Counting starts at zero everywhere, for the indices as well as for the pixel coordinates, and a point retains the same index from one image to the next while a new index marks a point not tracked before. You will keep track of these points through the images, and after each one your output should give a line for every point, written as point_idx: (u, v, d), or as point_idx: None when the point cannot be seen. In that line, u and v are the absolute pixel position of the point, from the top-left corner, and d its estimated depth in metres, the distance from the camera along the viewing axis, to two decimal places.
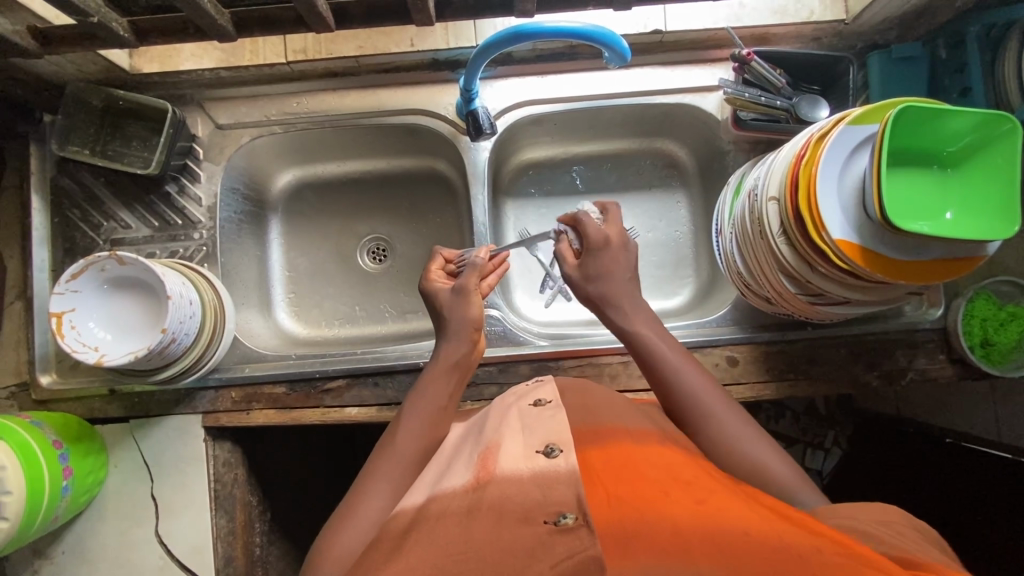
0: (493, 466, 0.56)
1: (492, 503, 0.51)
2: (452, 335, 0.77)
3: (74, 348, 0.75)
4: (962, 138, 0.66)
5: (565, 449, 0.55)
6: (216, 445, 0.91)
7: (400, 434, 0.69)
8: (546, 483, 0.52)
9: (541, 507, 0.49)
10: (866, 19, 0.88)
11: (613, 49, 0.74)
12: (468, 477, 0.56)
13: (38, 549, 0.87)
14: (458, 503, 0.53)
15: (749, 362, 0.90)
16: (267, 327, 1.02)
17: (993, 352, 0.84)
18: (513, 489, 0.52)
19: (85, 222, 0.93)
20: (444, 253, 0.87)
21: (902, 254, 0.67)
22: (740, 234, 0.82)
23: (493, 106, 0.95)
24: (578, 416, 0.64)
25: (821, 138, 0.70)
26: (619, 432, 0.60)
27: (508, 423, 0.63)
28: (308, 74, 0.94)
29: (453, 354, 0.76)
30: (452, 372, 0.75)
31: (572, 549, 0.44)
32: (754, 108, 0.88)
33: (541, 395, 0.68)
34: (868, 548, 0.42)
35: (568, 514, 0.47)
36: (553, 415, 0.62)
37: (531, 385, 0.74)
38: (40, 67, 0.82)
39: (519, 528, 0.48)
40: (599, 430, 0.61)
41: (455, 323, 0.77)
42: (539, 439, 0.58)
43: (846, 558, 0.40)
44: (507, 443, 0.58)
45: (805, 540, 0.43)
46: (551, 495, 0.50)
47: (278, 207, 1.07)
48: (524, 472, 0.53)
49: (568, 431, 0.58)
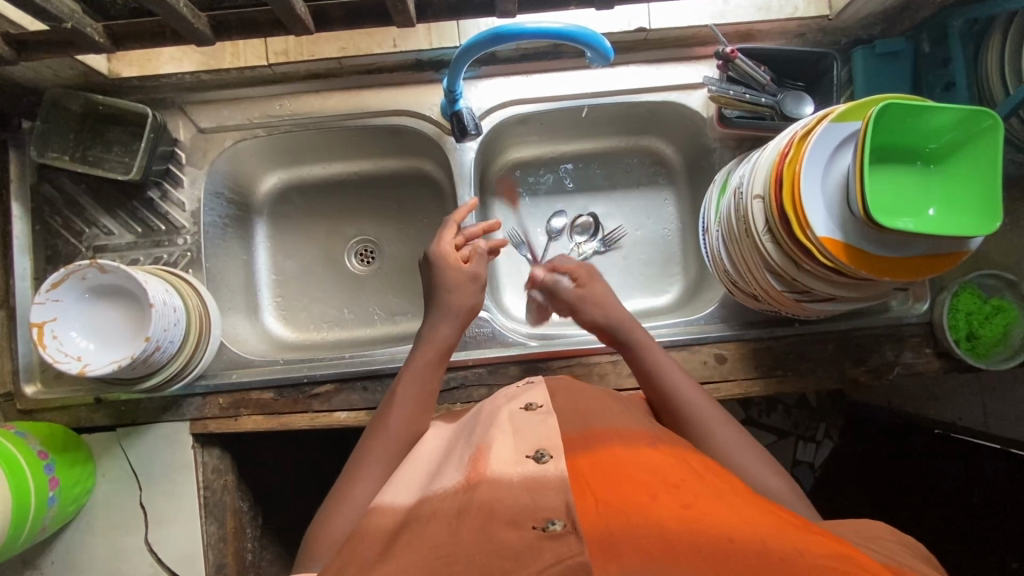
0: (482, 469, 0.56)
1: (480, 506, 0.51)
2: (446, 316, 0.77)
3: (55, 358, 0.74)
4: (944, 134, 0.67)
5: (555, 455, 0.55)
6: (205, 451, 0.90)
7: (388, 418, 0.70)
8: (536, 488, 0.52)
9: (530, 512, 0.49)
10: (849, 15, 0.88)
11: (596, 48, 0.73)
12: (458, 479, 0.56)
13: (27, 559, 0.87)
14: (447, 508, 0.53)
15: (738, 359, 0.90)
16: (254, 332, 1.01)
17: (978, 345, 0.85)
18: (502, 493, 0.52)
19: (67, 229, 0.92)
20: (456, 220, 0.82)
21: (886, 251, 0.68)
22: (726, 232, 0.82)
23: (479, 106, 0.95)
24: (568, 421, 0.64)
25: (804, 137, 0.69)
26: (606, 437, 0.60)
27: (497, 426, 0.62)
28: (291, 76, 0.94)
29: (445, 338, 0.76)
30: (440, 357, 0.75)
31: (560, 554, 0.44)
32: (739, 105, 0.87)
33: (531, 398, 0.68)
34: (854, 550, 0.43)
35: (556, 521, 0.47)
36: (542, 420, 0.62)
37: (520, 388, 0.74)
38: (16, 73, 0.81)
39: (508, 531, 0.48)
40: (586, 436, 0.61)
41: (452, 305, 0.77)
42: (529, 444, 0.58)
43: (830, 560, 0.41)
44: (496, 446, 0.58)
45: (790, 542, 0.43)
46: (541, 500, 0.50)
47: (263, 210, 1.06)
48: (515, 477, 0.53)
49: (557, 437, 0.58)
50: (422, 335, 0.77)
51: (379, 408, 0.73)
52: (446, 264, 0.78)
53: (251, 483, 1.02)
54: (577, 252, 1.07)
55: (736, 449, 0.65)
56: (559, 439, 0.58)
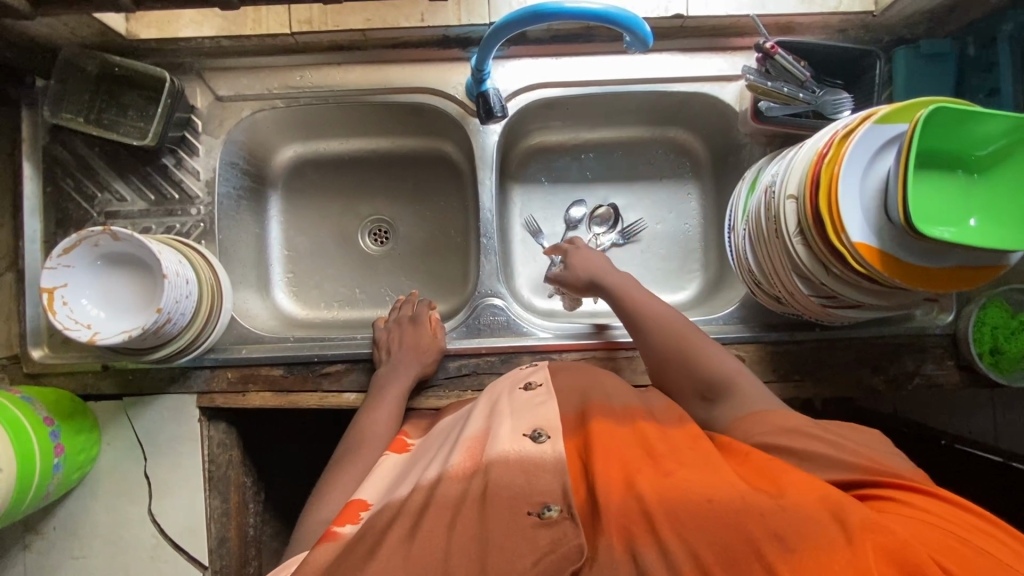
0: (480, 455, 0.60)
1: (481, 492, 0.55)
2: (401, 365, 0.83)
3: (65, 325, 0.72)
4: (993, 142, 0.64)
5: (551, 436, 0.61)
6: (212, 425, 0.89)
7: (366, 423, 0.79)
8: (532, 468, 0.56)
9: (525, 498, 0.53)
10: (895, 12, 0.85)
11: (635, 33, 0.70)
12: (455, 463, 0.60)
13: (29, 524, 0.86)
14: (453, 493, 0.56)
15: (755, 361, 0.88)
16: (265, 308, 0.99)
17: (1001, 360, 0.84)
18: (501, 471, 0.56)
19: (79, 192, 0.90)
20: (434, 307, 0.93)
21: (921, 260, 0.66)
22: (754, 231, 0.79)
23: (504, 87, 0.92)
24: (567, 400, 0.68)
25: (845, 137, 0.67)
26: (603, 411, 0.64)
27: (497, 409, 0.68)
28: (313, 46, 0.91)
29: (398, 390, 0.82)
30: (400, 404, 0.82)
31: (554, 541, 0.49)
32: (777, 98, 0.83)
33: (532, 377, 0.74)
34: (830, 497, 0.47)
35: (551, 507, 0.52)
36: (541, 402, 0.68)
37: (527, 370, 0.78)
38: (32, 29, 0.78)
39: (504, 515, 0.51)
40: (582, 411, 0.65)
41: (424, 346, 0.86)
42: (526, 423, 0.63)
43: (810, 521, 0.44)
44: (496, 429, 0.63)
45: (767, 503, 0.47)
46: (537, 482, 0.55)
47: (278, 183, 1.04)
48: (511, 453, 0.58)
49: (556, 418, 0.64)
50: (382, 376, 0.84)
51: (357, 414, 0.81)
52: (394, 325, 0.89)
53: (256, 458, 1.02)
54: (595, 244, 1.05)
55: (700, 344, 0.73)
56: (557, 422, 0.63)
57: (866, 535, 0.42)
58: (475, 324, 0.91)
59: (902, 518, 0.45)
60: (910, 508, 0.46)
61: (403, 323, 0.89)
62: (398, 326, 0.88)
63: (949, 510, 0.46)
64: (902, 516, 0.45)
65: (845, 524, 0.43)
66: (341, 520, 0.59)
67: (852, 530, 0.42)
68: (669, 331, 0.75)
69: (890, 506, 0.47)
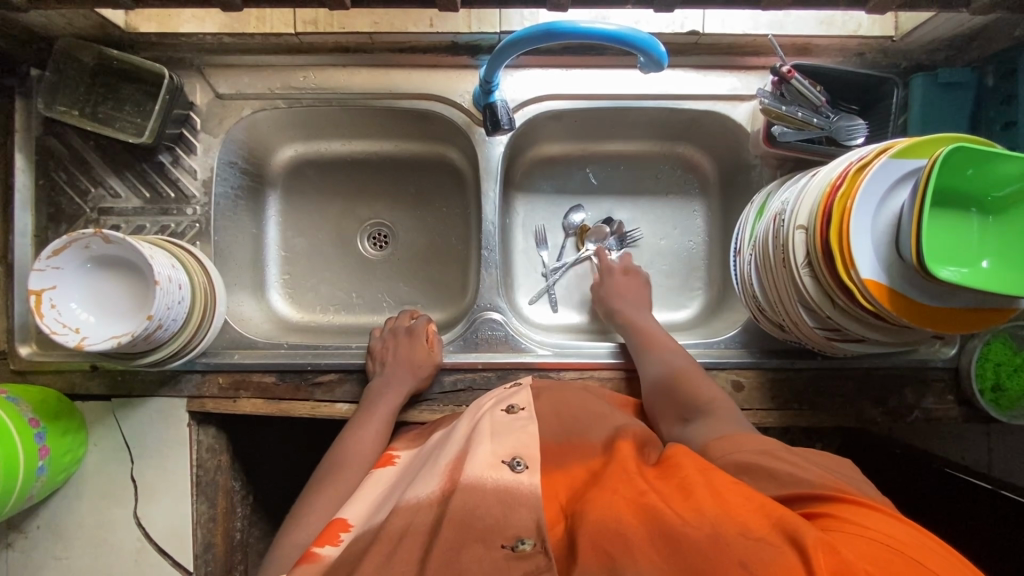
0: (458, 476, 0.59)
1: (457, 516, 0.53)
2: (398, 373, 0.82)
3: (53, 329, 0.71)
4: (1011, 183, 0.62)
5: (530, 465, 0.59)
6: (201, 430, 0.88)
7: (353, 439, 0.78)
8: (510, 501, 0.55)
9: (500, 530, 0.52)
10: (915, 38, 0.84)
11: (649, 54, 0.69)
12: (433, 489, 0.59)
13: (11, 522, 0.85)
14: (429, 520, 0.55)
15: (755, 388, 0.87)
16: (260, 310, 0.98)
17: (1001, 398, 0.83)
18: (475, 500, 0.55)
19: (72, 186, 0.88)
20: (434, 324, 0.91)
21: (929, 299, 0.65)
22: (761, 258, 0.78)
23: (512, 98, 0.90)
24: (551, 432, 0.67)
25: (860, 170, 0.65)
26: (588, 452, 0.64)
27: (478, 428, 0.66)
28: (317, 47, 0.89)
29: (387, 407, 0.81)
30: (390, 413, 0.81)
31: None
32: (791, 122, 0.82)
33: (515, 400, 0.72)
34: (787, 513, 0.44)
35: (526, 540, 0.51)
36: (523, 425, 0.66)
37: (509, 389, 0.78)
38: (29, 19, 0.76)
39: (477, 551, 0.50)
40: (566, 450, 0.64)
41: (419, 361, 0.84)
42: (506, 449, 0.62)
43: (760, 540, 0.42)
44: (474, 450, 0.62)
45: (729, 523, 0.45)
46: (512, 516, 0.53)
47: (277, 181, 1.01)
48: (489, 482, 0.57)
49: (534, 445, 0.62)
50: (375, 387, 0.83)
51: (343, 429, 0.80)
52: (389, 335, 0.88)
53: (245, 461, 1.01)
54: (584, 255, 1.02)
55: (698, 379, 0.75)
56: (536, 450, 0.62)
57: (820, 556, 0.39)
58: (473, 338, 0.89)
59: (846, 535, 0.42)
60: (855, 524, 0.43)
61: (396, 331, 0.88)
62: (388, 335, 0.88)
63: (898, 527, 0.43)
64: (852, 534, 0.42)
65: (799, 546, 0.40)
66: (322, 542, 0.59)
67: (806, 554, 0.40)
68: (673, 367, 0.78)
69: (833, 522, 0.44)
